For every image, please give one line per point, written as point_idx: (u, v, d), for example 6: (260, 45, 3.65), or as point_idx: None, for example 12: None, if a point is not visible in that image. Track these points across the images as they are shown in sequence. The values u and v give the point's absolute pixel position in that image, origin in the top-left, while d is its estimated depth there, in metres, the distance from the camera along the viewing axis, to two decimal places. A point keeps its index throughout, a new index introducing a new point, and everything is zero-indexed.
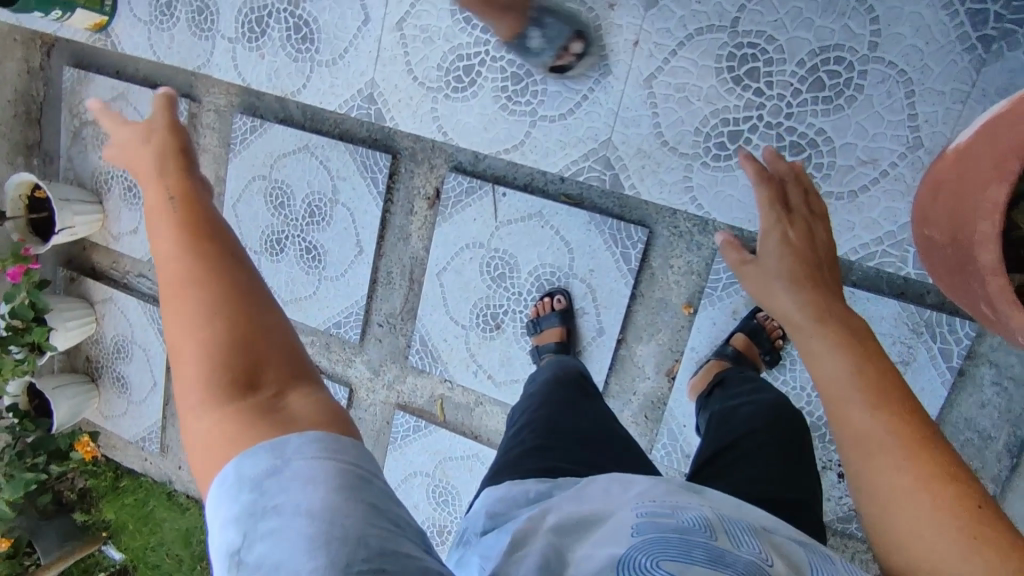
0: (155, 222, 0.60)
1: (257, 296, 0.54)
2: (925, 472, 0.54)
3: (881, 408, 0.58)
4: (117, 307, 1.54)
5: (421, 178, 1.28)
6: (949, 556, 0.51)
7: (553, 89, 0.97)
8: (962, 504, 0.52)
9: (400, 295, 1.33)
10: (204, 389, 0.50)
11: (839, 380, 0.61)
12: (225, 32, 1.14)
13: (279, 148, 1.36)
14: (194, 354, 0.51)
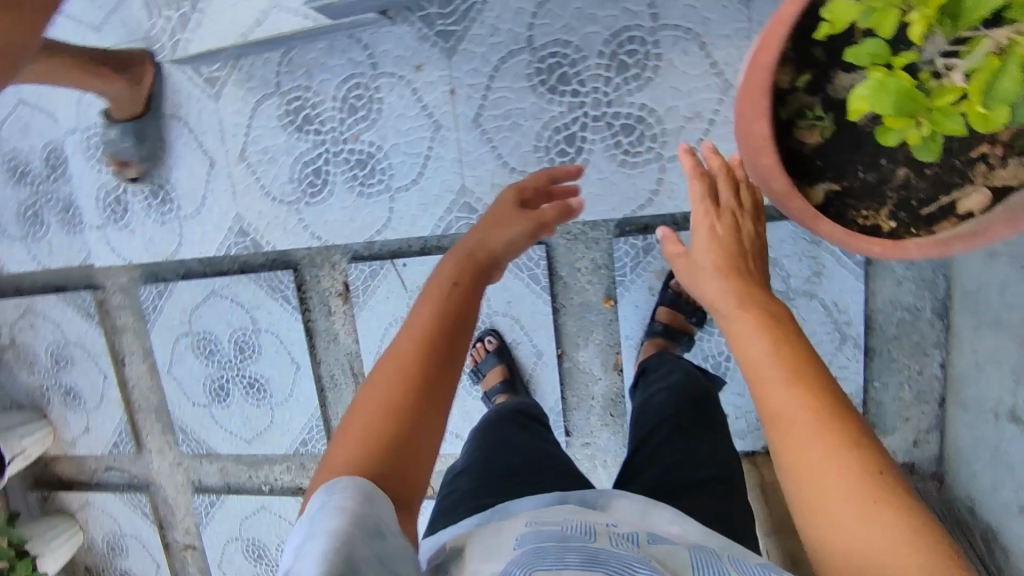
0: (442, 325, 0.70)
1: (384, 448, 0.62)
2: (837, 447, 0.55)
3: (798, 386, 0.58)
4: (97, 508, 1.54)
5: (327, 279, 1.33)
6: (862, 527, 0.52)
7: (397, 160, 1.02)
8: (871, 476, 0.54)
9: (350, 392, 1.37)
10: (360, 466, 0.60)
11: (762, 359, 0.61)
12: (92, 221, 1.17)
13: (190, 302, 1.39)
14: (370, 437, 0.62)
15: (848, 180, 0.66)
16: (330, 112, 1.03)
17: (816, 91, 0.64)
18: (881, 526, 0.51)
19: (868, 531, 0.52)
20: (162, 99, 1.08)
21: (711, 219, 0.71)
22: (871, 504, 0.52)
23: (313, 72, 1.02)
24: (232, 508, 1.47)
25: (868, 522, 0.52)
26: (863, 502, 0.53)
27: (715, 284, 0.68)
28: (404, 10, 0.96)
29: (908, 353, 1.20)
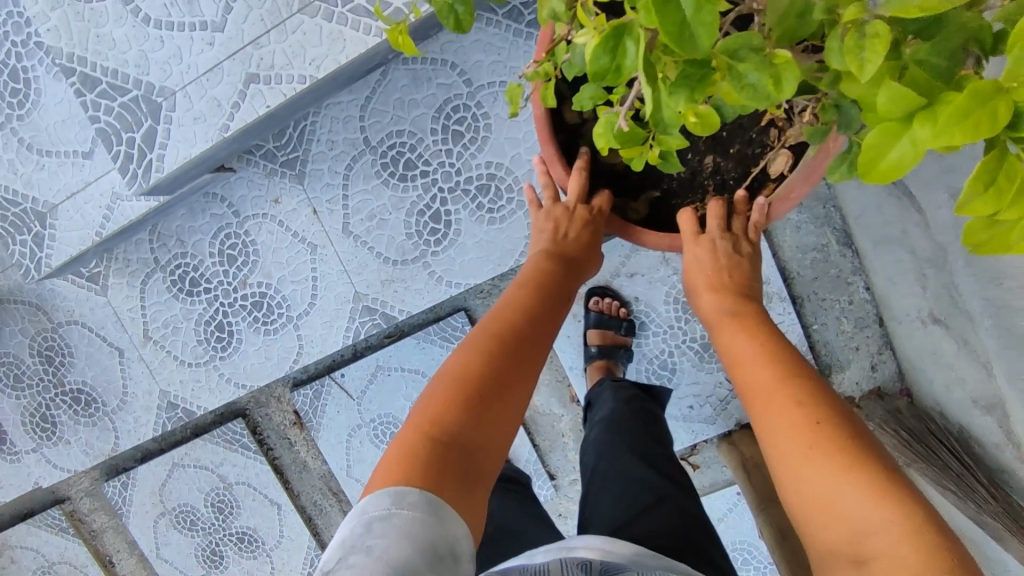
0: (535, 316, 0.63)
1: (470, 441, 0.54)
2: (810, 413, 0.54)
3: (772, 364, 0.59)
4: None
5: (278, 413, 1.34)
6: (837, 488, 0.50)
7: (289, 291, 1.05)
8: (849, 439, 0.52)
9: (338, 512, 1.37)
10: (437, 463, 0.52)
11: (744, 346, 0.62)
12: (27, 446, 1.17)
13: (157, 482, 1.38)
14: (455, 416, 0.54)
15: (666, 183, 0.71)
16: (213, 269, 1.05)
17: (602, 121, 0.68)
18: (858, 484, 0.49)
19: (846, 492, 0.49)
20: (54, 310, 1.10)
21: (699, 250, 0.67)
22: (845, 463, 0.50)
23: (184, 237, 1.05)
24: None
25: (845, 482, 0.50)
26: (838, 462, 0.50)
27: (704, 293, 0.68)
28: (244, 154, 0.99)
29: (833, 288, 1.23)
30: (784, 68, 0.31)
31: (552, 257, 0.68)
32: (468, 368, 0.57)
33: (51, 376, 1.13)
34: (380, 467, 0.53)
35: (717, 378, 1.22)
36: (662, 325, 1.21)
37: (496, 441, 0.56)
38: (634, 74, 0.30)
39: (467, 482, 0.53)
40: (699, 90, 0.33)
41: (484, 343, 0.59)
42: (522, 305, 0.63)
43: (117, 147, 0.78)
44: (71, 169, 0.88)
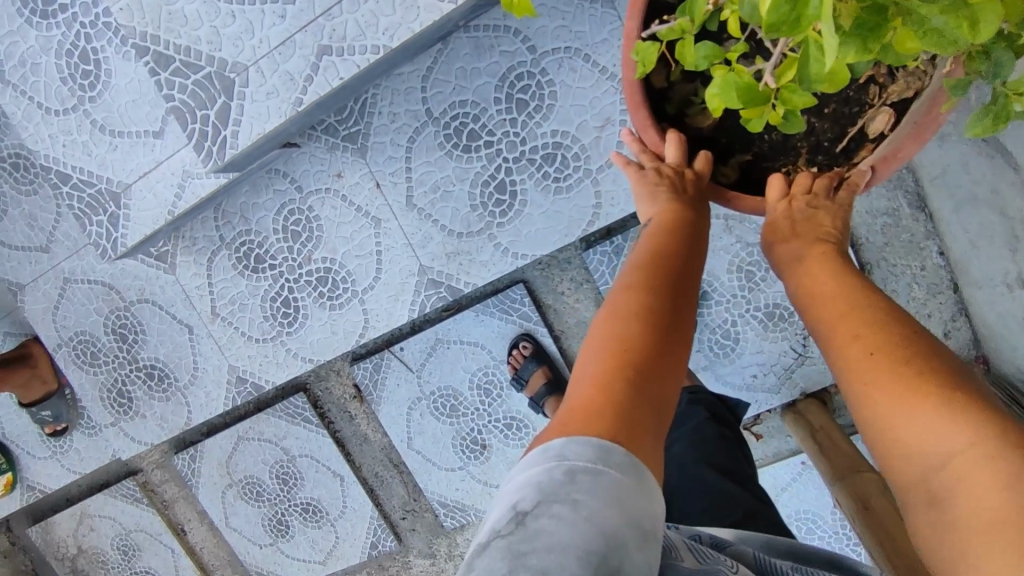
0: (677, 256, 0.58)
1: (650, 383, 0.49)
2: (869, 346, 0.51)
3: (833, 305, 0.57)
4: None
5: (339, 388, 1.36)
6: (903, 413, 0.47)
7: (355, 265, 1.05)
8: (912, 366, 0.48)
9: (399, 483, 1.40)
10: (625, 406, 0.46)
11: (817, 284, 0.60)
12: (105, 420, 1.21)
13: (224, 454, 1.42)
14: (632, 360, 0.49)
15: (759, 147, 0.68)
16: (278, 245, 1.06)
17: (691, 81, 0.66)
18: (920, 412, 0.46)
19: (906, 421, 0.46)
20: (126, 289, 1.12)
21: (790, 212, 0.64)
22: (902, 392, 0.47)
23: (249, 214, 1.05)
24: None
25: (936, 419, 0.45)
26: (896, 391, 0.48)
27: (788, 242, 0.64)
28: (307, 130, 0.98)
29: (905, 253, 1.19)
30: (980, 8, 0.32)
31: (690, 203, 0.63)
32: (639, 319, 0.52)
33: (124, 353, 1.16)
34: (559, 421, 0.48)
35: (783, 347, 1.20)
36: (726, 295, 1.19)
37: (672, 399, 0.51)
38: (808, 27, 0.29)
39: (653, 438, 0.47)
40: (872, 39, 0.35)
41: (649, 292, 0.54)
42: (671, 254, 0.58)
43: (192, 124, 0.78)
44: (144, 148, 0.89)
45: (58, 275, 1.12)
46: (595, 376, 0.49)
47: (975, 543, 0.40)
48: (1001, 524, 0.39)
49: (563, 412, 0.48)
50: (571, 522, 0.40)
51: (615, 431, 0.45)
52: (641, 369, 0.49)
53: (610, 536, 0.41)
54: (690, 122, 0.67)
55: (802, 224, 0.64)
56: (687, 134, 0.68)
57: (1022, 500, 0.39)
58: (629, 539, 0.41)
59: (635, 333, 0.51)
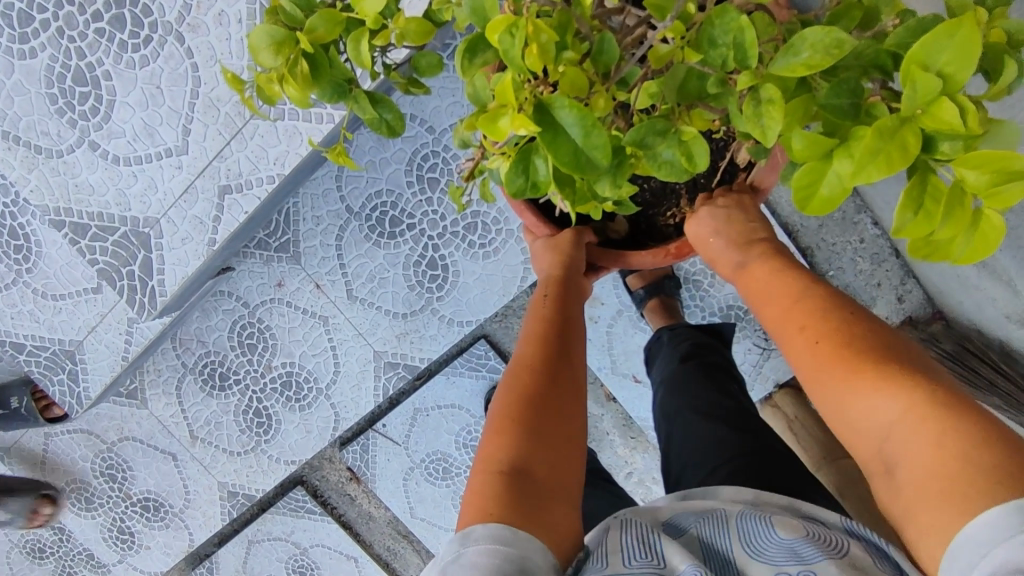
0: (555, 321, 0.66)
1: (544, 440, 0.55)
2: (810, 331, 0.51)
3: (773, 300, 0.57)
4: None
5: (333, 472, 1.38)
6: (855, 392, 0.47)
7: (314, 364, 1.08)
8: (852, 343, 0.49)
9: (412, 551, 1.42)
10: (518, 465, 0.53)
11: (759, 281, 0.60)
12: (113, 558, 1.24)
13: (239, 560, 1.44)
14: (525, 432, 0.55)
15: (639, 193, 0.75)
16: (238, 360, 1.10)
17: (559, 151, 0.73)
18: (865, 385, 0.46)
19: (854, 398, 0.47)
20: (105, 432, 1.15)
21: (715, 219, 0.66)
22: (846, 372, 0.47)
23: (204, 337, 1.09)
24: None
25: (884, 388, 0.45)
26: (839, 373, 0.48)
27: (718, 246, 0.66)
28: (240, 251, 1.03)
29: (841, 231, 1.12)
30: (693, 142, 0.38)
31: (564, 263, 0.70)
32: (528, 384, 0.59)
33: (117, 492, 1.19)
34: (473, 490, 0.53)
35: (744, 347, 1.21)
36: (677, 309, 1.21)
37: (572, 452, 0.57)
38: (549, 183, 0.33)
39: (555, 498, 0.53)
40: (620, 172, 0.39)
41: (541, 358, 0.61)
42: (551, 321, 0.66)
43: (121, 282, 0.83)
44: (87, 305, 0.93)
45: (39, 433, 1.15)
46: (506, 447, 0.55)
47: (923, 503, 0.42)
48: (948, 479, 0.41)
49: (472, 488, 0.54)
50: (475, 567, 0.47)
51: (510, 497, 0.51)
52: (538, 433, 0.55)
53: (522, 561, 0.48)
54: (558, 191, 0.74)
55: (723, 227, 0.66)
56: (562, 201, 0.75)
57: (960, 451, 0.41)
58: (537, 564, 0.48)
59: (526, 404, 0.57)
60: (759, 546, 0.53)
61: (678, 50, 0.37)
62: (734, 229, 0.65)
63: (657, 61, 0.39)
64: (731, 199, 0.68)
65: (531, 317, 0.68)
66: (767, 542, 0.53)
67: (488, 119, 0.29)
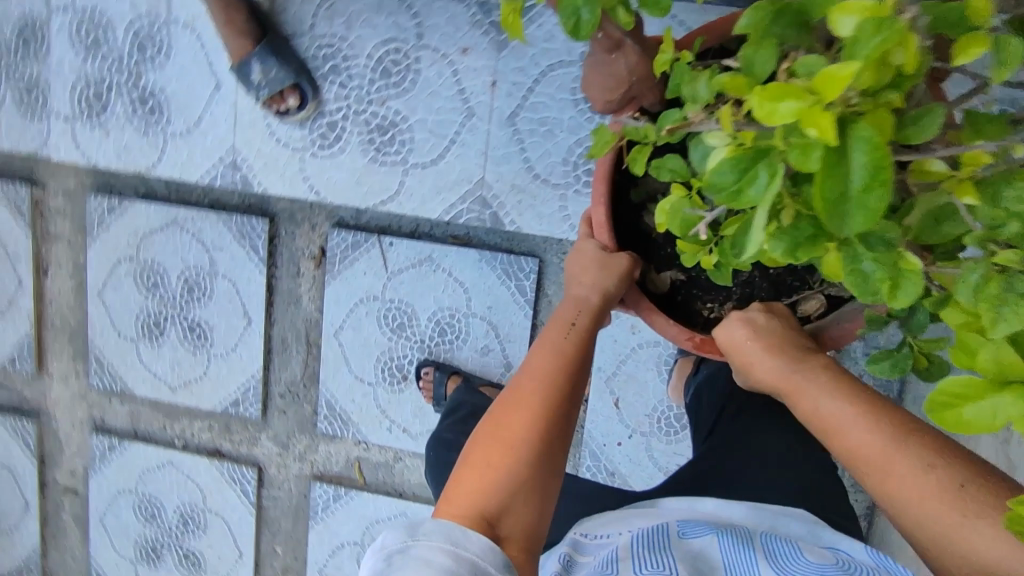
0: (567, 358, 0.80)
1: (517, 477, 0.73)
2: (896, 467, 0.54)
3: (843, 434, 0.59)
4: None
5: (304, 239, 1.25)
6: (975, 536, 0.49)
7: (420, 135, 0.98)
8: (957, 480, 0.52)
9: (299, 361, 1.28)
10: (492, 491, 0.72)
11: (821, 408, 0.62)
12: (60, 110, 1.09)
13: (145, 226, 1.30)
14: (497, 472, 0.73)
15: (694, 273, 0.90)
16: (358, 68, 0.98)
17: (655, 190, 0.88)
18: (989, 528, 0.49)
19: (971, 539, 0.50)
20: (177, 5, 1.01)
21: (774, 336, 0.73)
22: (957, 512, 0.51)
23: (352, 23, 0.97)
24: (135, 455, 1.38)
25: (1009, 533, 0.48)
26: (950, 514, 0.51)
27: (779, 363, 0.70)
28: None
29: None
30: (907, 275, 0.48)
31: (606, 290, 0.82)
32: (517, 422, 0.75)
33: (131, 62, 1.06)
34: (448, 500, 0.73)
35: None
36: None
37: (543, 477, 0.74)
38: (750, 203, 0.43)
39: (510, 516, 0.72)
40: (807, 245, 0.51)
41: (541, 393, 0.76)
42: (564, 355, 0.80)
43: None
44: None
45: None
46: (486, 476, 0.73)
47: None
48: None
49: (455, 498, 0.73)
50: (423, 559, 0.66)
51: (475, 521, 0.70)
52: (512, 467, 0.73)
53: (469, 564, 0.66)
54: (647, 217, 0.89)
55: (769, 330, 0.75)
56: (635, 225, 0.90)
57: None
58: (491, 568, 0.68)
59: (511, 443, 0.74)
60: (788, 563, 0.69)
61: (952, 183, 0.47)
62: (791, 345, 0.72)
63: (926, 174, 0.48)
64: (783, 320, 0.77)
65: (541, 344, 0.82)
66: (793, 562, 0.69)
67: (772, 95, 0.39)
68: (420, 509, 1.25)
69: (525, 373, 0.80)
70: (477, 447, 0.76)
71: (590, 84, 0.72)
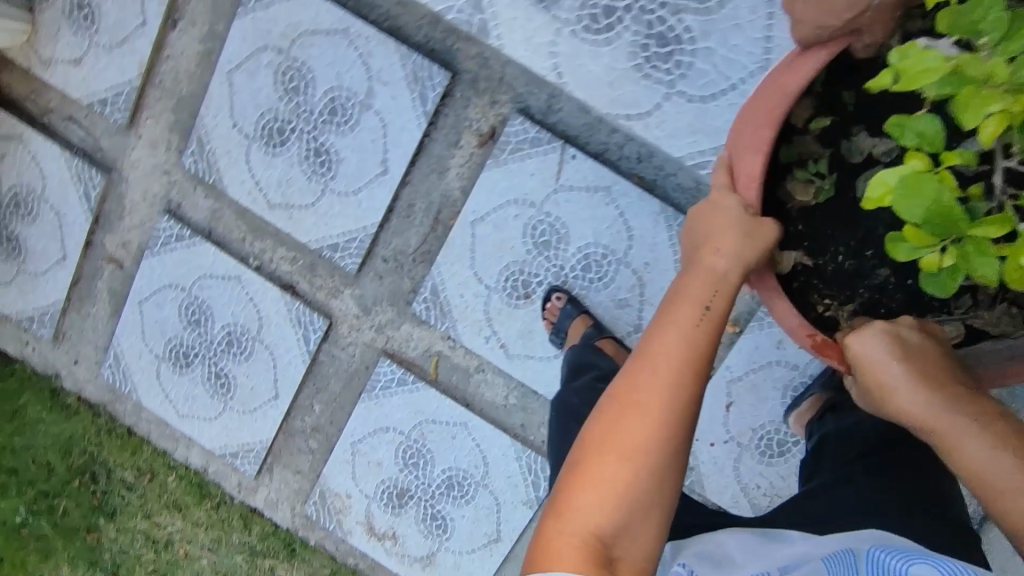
0: (686, 361, 0.70)
1: (631, 504, 0.66)
2: None
3: (997, 495, 0.63)
4: (29, 152, 1.29)
5: (478, 111, 1.12)
6: None
7: (700, 66, 1.00)
8: None
9: (418, 233, 1.17)
10: (603, 524, 0.65)
11: (976, 464, 0.65)
12: None
13: (310, 22, 1.14)
14: (608, 502, 0.66)
15: (822, 261, 0.80)
16: None
17: (808, 157, 0.77)
18: None
19: None
20: None
21: (919, 371, 0.70)
22: None
23: None
24: (200, 255, 1.27)
25: None
26: None
27: (923, 406, 0.70)
28: None
29: None
30: None
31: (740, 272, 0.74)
32: (631, 442, 0.67)
33: None
34: (550, 534, 0.66)
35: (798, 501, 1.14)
36: None
37: (659, 493, 0.68)
38: None
39: (624, 542, 0.66)
40: None
41: (659, 409, 0.67)
42: (687, 359, 0.70)
43: None
44: None
45: None
46: (597, 511, 0.66)
47: None
48: None
49: (560, 533, 0.66)
50: None
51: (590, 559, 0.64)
52: (624, 493, 0.66)
53: None
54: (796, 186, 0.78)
55: (918, 357, 0.72)
56: (774, 191, 0.78)
57: None
58: None
59: (624, 467, 0.66)
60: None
61: None
62: (938, 383, 0.70)
63: None
64: (929, 345, 0.73)
65: (658, 337, 0.72)
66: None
67: None
68: (484, 427, 1.19)
69: (637, 378, 0.70)
70: (586, 470, 0.68)
71: (801, 14, 0.71)
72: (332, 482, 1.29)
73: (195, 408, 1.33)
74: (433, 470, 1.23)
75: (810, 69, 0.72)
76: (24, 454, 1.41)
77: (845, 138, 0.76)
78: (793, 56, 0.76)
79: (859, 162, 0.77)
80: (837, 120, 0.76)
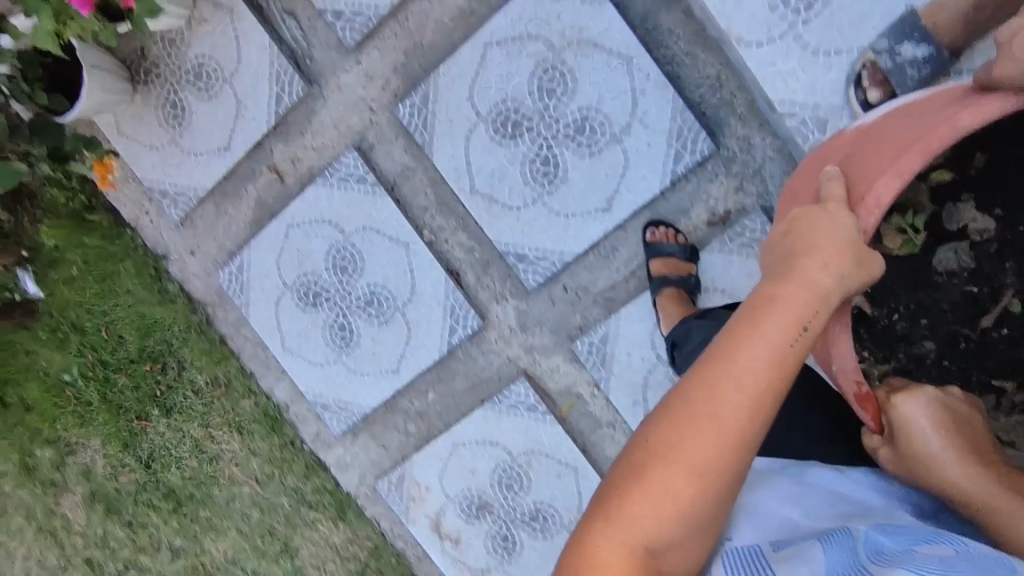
0: (768, 372, 0.54)
1: (685, 521, 0.53)
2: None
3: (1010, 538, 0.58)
4: (233, 26, 1.18)
5: (722, 190, 1.10)
6: None
7: None
8: None
9: (610, 278, 1.15)
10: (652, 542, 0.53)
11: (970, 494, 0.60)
12: None
13: (595, 34, 1.08)
14: (666, 518, 0.53)
15: (878, 311, 0.85)
16: None
17: (911, 208, 0.81)
18: None
19: None
20: None
21: (954, 433, 0.63)
22: None
23: None
24: (373, 205, 1.20)
25: None
26: None
27: (932, 441, 0.62)
28: None
29: None
30: None
31: (839, 287, 0.57)
32: (696, 457, 0.53)
33: None
34: (587, 543, 0.54)
35: None
36: None
37: (715, 512, 0.54)
38: None
39: (670, 559, 0.54)
40: None
41: (735, 424, 0.53)
42: (768, 375, 0.54)
43: None
44: None
45: None
46: (648, 526, 0.53)
47: None
48: None
49: (604, 550, 0.53)
50: None
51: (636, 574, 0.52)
52: (683, 510, 0.53)
53: None
54: (890, 230, 0.81)
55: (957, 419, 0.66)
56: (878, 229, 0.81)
57: None
58: None
59: (688, 486, 0.53)
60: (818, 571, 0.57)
61: None
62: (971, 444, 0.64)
63: None
64: (951, 405, 0.66)
65: (741, 343, 0.55)
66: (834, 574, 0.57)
67: None
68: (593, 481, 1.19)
69: (711, 386, 0.54)
70: (636, 481, 0.54)
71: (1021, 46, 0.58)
72: (417, 469, 1.28)
73: (303, 347, 1.28)
74: (525, 498, 1.23)
75: (990, 114, 0.60)
76: (101, 318, 1.34)
77: (953, 201, 0.83)
78: (954, 90, 0.66)
79: (950, 228, 0.84)
80: (957, 177, 0.81)
